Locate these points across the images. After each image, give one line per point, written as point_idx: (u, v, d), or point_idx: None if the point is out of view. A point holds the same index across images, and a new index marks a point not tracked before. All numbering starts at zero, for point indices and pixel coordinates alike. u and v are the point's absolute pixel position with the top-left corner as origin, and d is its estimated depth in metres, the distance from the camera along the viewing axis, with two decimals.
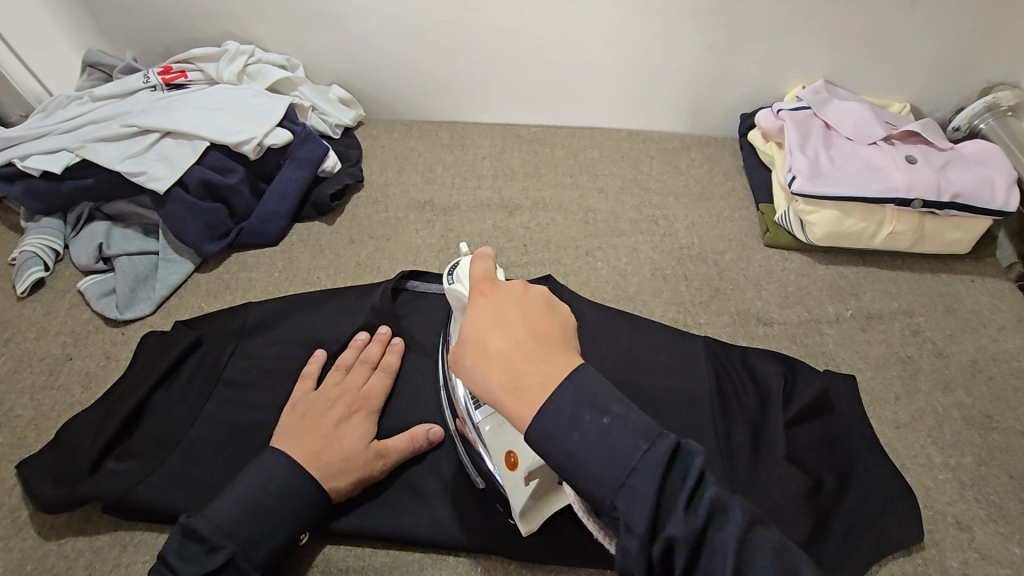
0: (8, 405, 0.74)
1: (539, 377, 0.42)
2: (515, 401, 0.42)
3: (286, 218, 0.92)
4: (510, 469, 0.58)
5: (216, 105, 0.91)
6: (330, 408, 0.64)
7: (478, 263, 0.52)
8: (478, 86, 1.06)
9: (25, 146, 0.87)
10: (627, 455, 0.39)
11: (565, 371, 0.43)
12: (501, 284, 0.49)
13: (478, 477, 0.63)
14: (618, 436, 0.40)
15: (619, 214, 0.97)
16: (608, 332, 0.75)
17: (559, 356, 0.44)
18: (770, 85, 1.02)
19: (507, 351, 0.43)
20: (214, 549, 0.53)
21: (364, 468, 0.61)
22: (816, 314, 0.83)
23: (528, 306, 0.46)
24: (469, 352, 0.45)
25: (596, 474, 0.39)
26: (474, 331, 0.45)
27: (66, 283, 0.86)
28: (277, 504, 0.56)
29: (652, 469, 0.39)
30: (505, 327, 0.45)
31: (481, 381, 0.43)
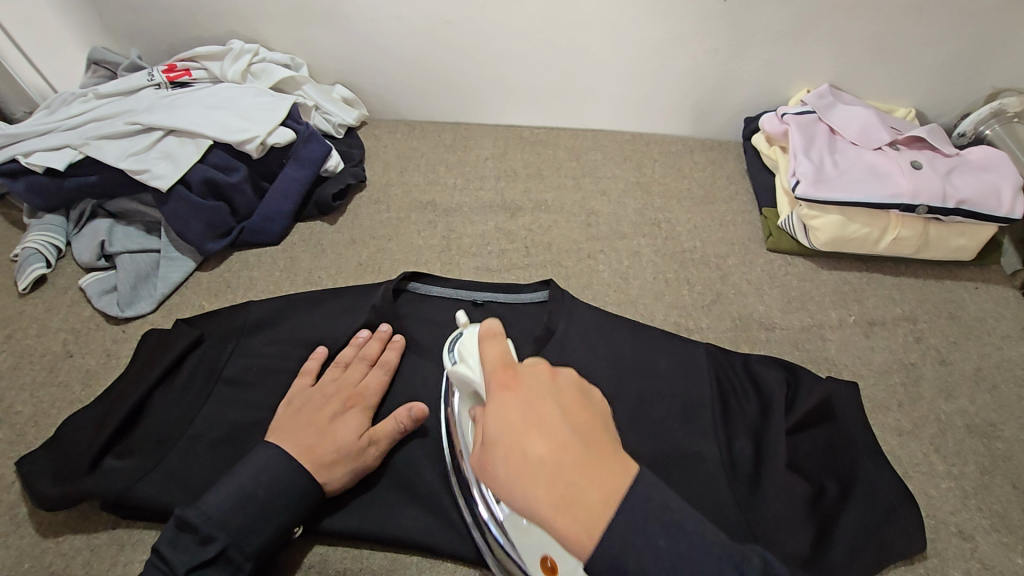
0: (8, 401, 0.74)
1: (592, 492, 0.39)
2: (573, 523, 0.38)
3: (289, 218, 0.92)
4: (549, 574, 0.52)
5: (220, 104, 0.91)
6: (325, 403, 0.64)
7: (490, 345, 0.49)
8: (482, 87, 1.06)
9: (29, 143, 0.87)
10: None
11: (624, 482, 0.40)
12: (527, 372, 0.45)
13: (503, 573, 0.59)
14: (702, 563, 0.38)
15: (622, 217, 0.97)
16: (610, 336, 0.75)
17: (613, 463, 0.41)
18: (774, 89, 1.02)
19: (554, 462, 0.40)
20: (207, 539, 0.53)
21: (357, 460, 0.62)
22: (818, 319, 0.83)
23: (564, 401, 0.43)
24: (509, 462, 0.41)
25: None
26: (511, 436, 0.41)
27: (68, 280, 0.86)
28: (270, 497, 0.56)
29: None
30: (545, 429, 0.41)
31: (527, 496, 0.40)
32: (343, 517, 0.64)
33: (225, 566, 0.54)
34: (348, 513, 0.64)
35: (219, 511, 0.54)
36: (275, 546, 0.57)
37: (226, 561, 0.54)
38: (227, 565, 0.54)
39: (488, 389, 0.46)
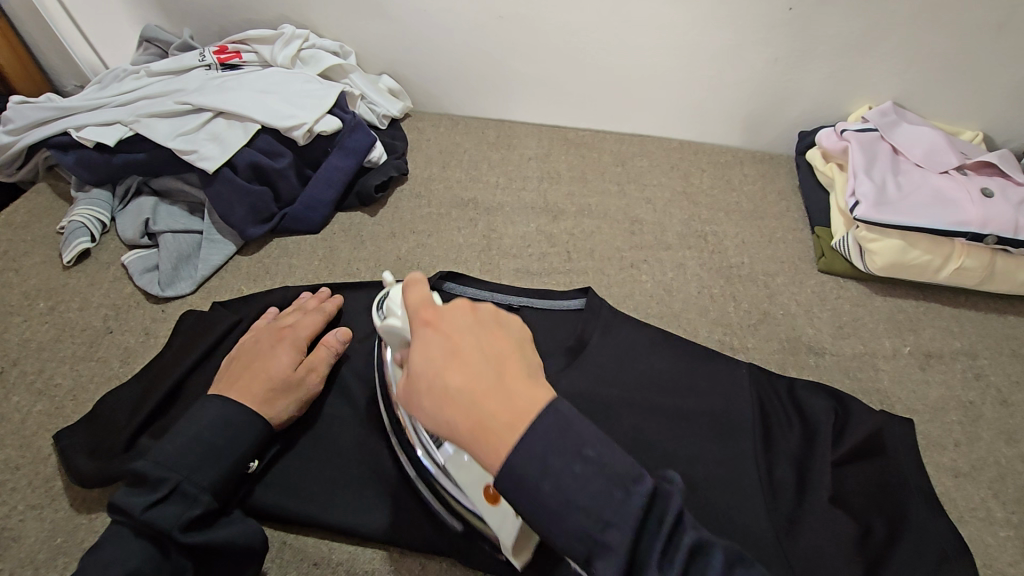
0: (49, 372, 0.74)
1: (509, 419, 0.40)
2: (482, 443, 0.40)
3: (330, 206, 0.91)
4: (492, 502, 0.53)
5: (268, 89, 0.91)
6: (258, 345, 0.66)
7: (413, 286, 0.49)
8: (528, 85, 1.04)
9: (81, 116, 0.88)
10: (603, 509, 0.40)
11: (528, 406, 0.41)
12: (445, 307, 0.46)
13: (453, 517, 0.58)
14: (593, 487, 0.40)
15: (667, 226, 0.94)
16: (650, 353, 0.73)
17: (524, 388, 0.42)
18: (835, 103, 0.98)
19: (469, 390, 0.41)
20: (157, 481, 0.52)
21: (299, 388, 0.64)
22: (871, 347, 0.79)
23: (481, 337, 0.44)
24: (428, 393, 0.42)
25: (572, 527, 0.40)
26: (428, 368, 0.42)
27: (111, 255, 0.86)
28: (217, 435, 0.56)
29: (625, 522, 0.40)
30: (463, 363, 0.42)
31: (447, 422, 0.41)
32: (366, 514, 0.61)
33: (181, 500, 0.52)
34: (306, 495, 0.62)
35: (173, 455, 0.53)
36: (229, 484, 0.56)
37: (182, 497, 0.52)
38: (184, 500, 0.52)
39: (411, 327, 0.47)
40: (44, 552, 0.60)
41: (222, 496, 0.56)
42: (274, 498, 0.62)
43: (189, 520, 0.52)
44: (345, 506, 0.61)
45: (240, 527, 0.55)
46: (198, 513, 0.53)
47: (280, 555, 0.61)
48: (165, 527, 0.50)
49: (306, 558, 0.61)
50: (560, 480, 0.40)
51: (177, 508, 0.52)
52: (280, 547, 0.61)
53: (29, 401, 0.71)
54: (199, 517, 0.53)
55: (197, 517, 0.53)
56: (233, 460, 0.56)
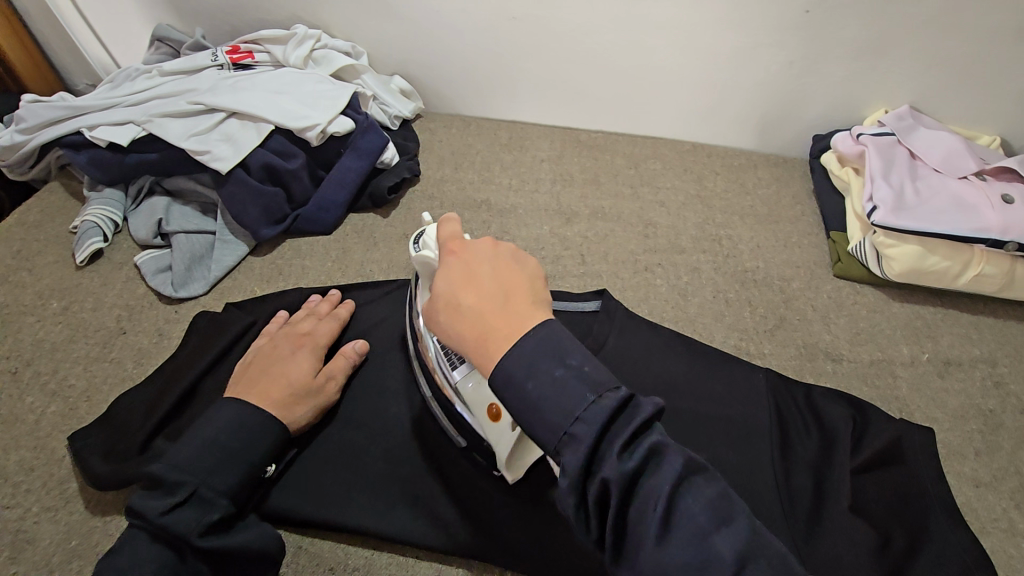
0: (63, 373, 0.74)
1: (506, 331, 0.41)
2: (479, 351, 0.41)
3: (343, 208, 0.91)
4: (494, 420, 0.55)
5: (281, 89, 0.91)
6: (277, 350, 0.65)
7: (446, 224, 0.52)
8: (540, 86, 1.04)
9: (94, 116, 0.88)
10: (574, 402, 0.38)
11: (529, 322, 0.41)
12: (470, 240, 0.48)
13: (459, 435, 0.62)
14: (569, 383, 0.39)
15: (681, 230, 0.93)
16: (665, 358, 0.72)
17: (527, 308, 0.42)
18: (851, 107, 0.97)
19: (476, 305, 0.43)
20: (175, 486, 0.51)
21: (318, 396, 0.64)
22: (889, 354, 0.78)
23: (497, 264, 0.45)
24: (440, 306, 0.44)
25: (544, 418, 0.39)
26: (444, 285, 0.44)
27: (123, 256, 0.86)
28: (234, 439, 0.55)
29: (594, 415, 0.37)
30: (475, 283, 0.44)
31: (454, 333, 0.43)
32: (382, 519, 0.60)
33: (199, 504, 0.51)
34: (321, 499, 0.61)
35: (190, 460, 0.52)
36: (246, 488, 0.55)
37: (200, 502, 0.51)
38: (201, 505, 0.51)
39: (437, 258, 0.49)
40: (59, 554, 0.60)
41: (239, 501, 0.55)
42: (290, 502, 0.61)
43: (207, 525, 0.51)
44: (361, 510, 0.61)
45: (255, 532, 0.55)
46: (216, 517, 0.52)
47: (296, 560, 0.60)
48: (184, 532, 0.50)
49: (322, 563, 0.60)
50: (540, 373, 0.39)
51: (195, 513, 0.51)
52: (296, 552, 0.61)
53: (43, 402, 0.71)
54: (216, 522, 0.52)
55: (215, 522, 0.52)
56: (249, 464, 0.55)
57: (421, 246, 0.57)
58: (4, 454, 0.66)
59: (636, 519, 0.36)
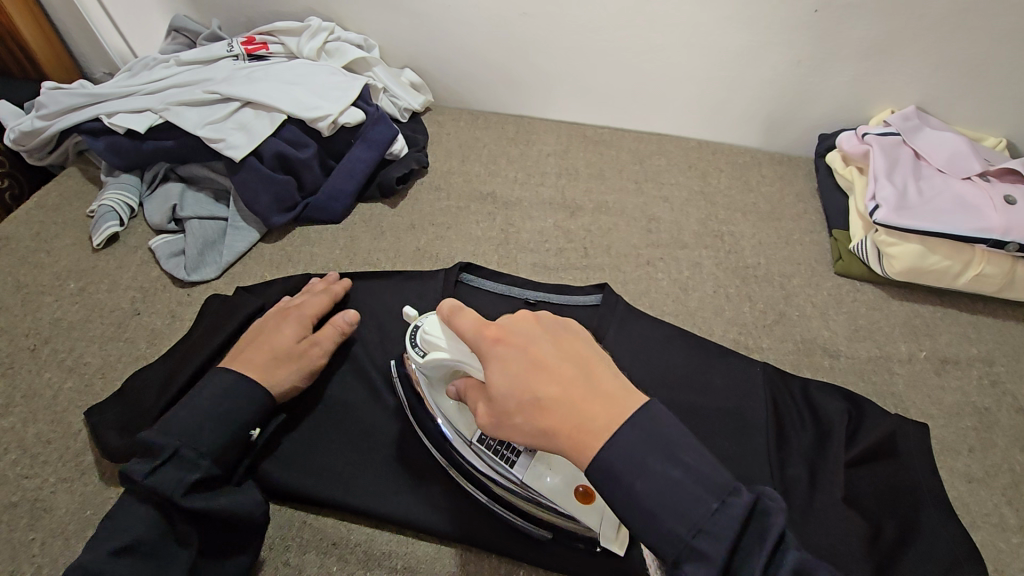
0: (79, 351, 0.76)
1: (603, 418, 0.43)
2: (582, 445, 0.43)
3: (351, 197, 0.93)
4: (585, 500, 0.55)
5: (295, 80, 0.93)
6: (266, 324, 0.69)
7: (463, 318, 0.52)
8: (548, 81, 1.05)
9: (113, 103, 0.90)
10: (698, 514, 0.40)
11: (613, 403, 0.44)
12: (513, 325, 0.49)
13: (540, 527, 0.59)
14: (693, 496, 0.41)
15: (683, 225, 0.94)
16: (663, 350, 0.74)
17: (608, 386, 0.45)
18: (857, 107, 0.98)
19: (560, 398, 0.44)
20: (157, 448, 0.54)
21: (303, 361, 0.66)
22: (887, 351, 0.79)
23: (555, 347, 0.47)
24: (518, 407, 0.45)
25: (667, 530, 0.41)
26: (514, 385, 0.45)
27: (139, 240, 0.89)
28: (218, 406, 0.58)
29: (722, 531, 0.40)
30: (549, 374, 0.45)
31: (547, 434, 0.44)
32: (385, 499, 0.62)
33: (181, 464, 0.54)
34: (327, 477, 0.63)
35: (173, 425, 0.56)
36: (229, 451, 0.58)
37: (181, 461, 0.54)
38: (183, 465, 0.54)
39: (481, 350, 0.49)
40: (74, 523, 0.62)
41: (223, 466, 0.58)
42: (298, 481, 0.63)
43: (189, 483, 0.54)
44: (364, 489, 0.63)
45: (239, 496, 0.57)
46: (198, 476, 0.54)
47: (300, 534, 0.62)
48: (166, 489, 0.52)
49: (325, 538, 0.62)
50: (660, 485, 0.41)
51: (176, 472, 0.54)
52: (300, 526, 0.62)
53: (60, 377, 0.74)
54: (198, 482, 0.54)
55: (196, 482, 0.54)
56: (233, 430, 0.58)
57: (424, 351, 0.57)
58: (22, 427, 0.69)
59: None
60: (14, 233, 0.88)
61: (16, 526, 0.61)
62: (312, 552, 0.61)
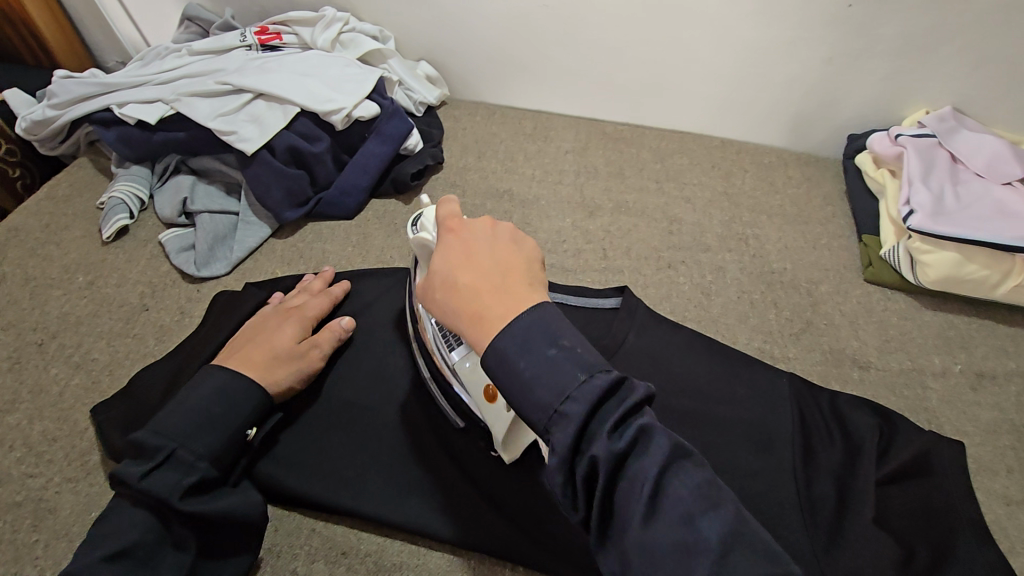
0: (86, 347, 0.75)
1: (501, 308, 0.42)
2: (475, 328, 0.43)
3: (365, 193, 0.91)
4: (489, 400, 0.57)
5: (308, 71, 0.90)
6: (266, 322, 0.67)
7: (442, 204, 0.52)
8: (568, 76, 1.02)
9: (124, 93, 0.89)
10: (565, 380, 0.39)
11: (525, 302, 0.43)
12: (469, 220, 0.49)
13: (457, 415, 0.63)
14: (564, 363, 0.39)
15: (706, 228, 0.91)
16: (684, 358, 0.71)
17: (524, 289, 0.44)
18: (890, 107, 0.94)
19: (475, 285, 0.44)
20: (153, 449, 0.51)
21: (301, 363, 0.65)
22: (919, 364, 0.76)
23: (495, 246, 0.47)
24: (440, 285, 0.45)
25: (536, 397, 0.39)
26: (444, 266, 0.46)
27: (148, 233, 0.87)
28: (215, 404, 0.56)
29: (584, 395, 0.38)
30: (474, 264, 0.45)
31: (452, 312, 0.44)
32: (395, 507, 0.60)
33: (178, 467, 0.51)
34: (336, 483, 0.62)
35: (173, 424, 0.53)
36: (227, 452, 0.56)
37: (178, 463, 0.52)
38: (180, 468, 0.52)
39: (437, 238, 0.50)
40: (78, 525, 0.60)
41: (220, 467, 0.55)
42: (305, 488, 0.61)
43: (187, 487, 0.51)
44: (374, 495, 0.61)
45: (237, 497, 0.55)
46: (196, 480, 0.52)
47: (309, 543, 0.60)
48: (162, 493, 0.49)
49: (335, 546, 0.60)
50: (537, 357, 0.40)
51: (173, 475, 0.51)
52: (309, 534, 0.60)
53: (67, 373, 0.72)
54: (196, 484, 0.52)
55: (194, 486, 0.52)
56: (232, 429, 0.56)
57: (419, 229, 0.57)
58: (28, 424, 0.68)
59: (625, 501, 0.37)
60: (24, 224, 0.87)
61: (20, 526, 0.60)
62: (321, 561, 0.59)
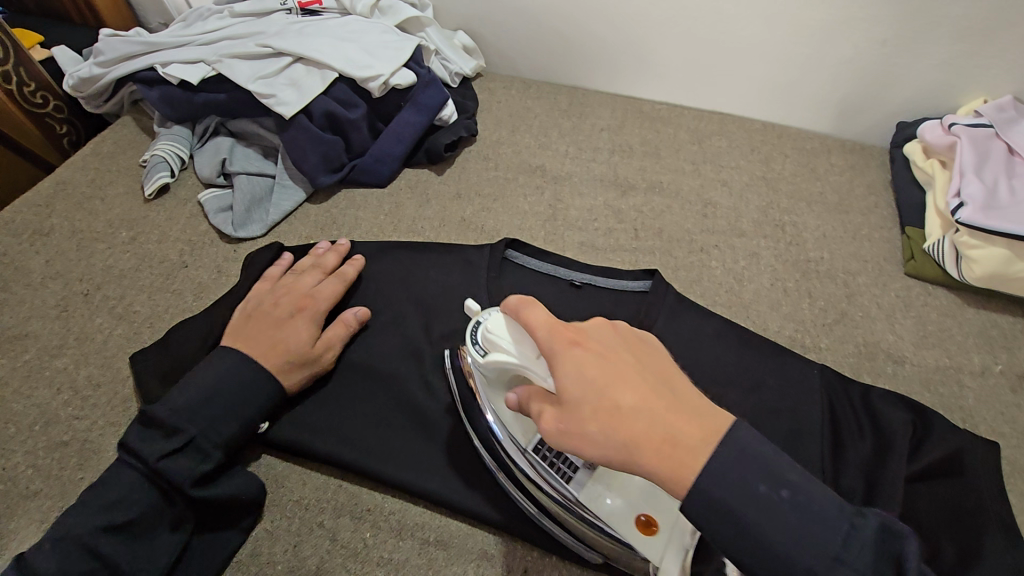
0: (129, 299, 0.78)
1: (690, 430, 0.41)
2: (668, 460, 0.40)
3: (398, 162, 0.91)
4: (648, 534, 0.51)
5: (348, 37, 0.90)
6: (279, 312, 0.67)
7: (538, 311, 0.49)
8: (607, 51, 1.00)
9: (168, 53, 0.90)
10: (829, 536, 0.38)
11: (707, 417, 0.42)
12: (588, 331, 0.47)
13: (591, 550, 0.56)
14: (817, 521, 0.39)
15: (742, 212, 0.89)
16: (712, 343, 0.71)
17: (691, 402, 0.43)
18: (945, 94, 0.89)
19: (644, 407, 0.41)
20: (174, 432, 0.55)
21: (317, 360, 0.66)
22: (957, 361, 0.74)
23: (633, 357, 0.45)
24: (597, 416, 0.42)
25: (795, 559, 0.38)
26: (596, 390, 0.42)
27: (188, 192, 0.89)
28: (233, 396, 0.59)
29: (858, 555, 0.38)
30: (630, 381, 0.43)
31: (626, 444, 0.41)
32: (420, 472, 0.61)
33: (195, 454, 0.55)
34: (364, 445, 0.63)
35: (190, 412, 0.57)
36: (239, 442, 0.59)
37: (195, 451, 0.56)
38: (196, 455, 0.56)
39: (550, 351, 0.46)
40: None
41: (230, 455, 0.59)
42: (330, 448, 0.63)
43: (199, 475, 0.55)
44: (398, 460, 0.62)
45: (242, 482, 0.59)
46: (208, 468, 0.56)
47: (335, 497, 0.62)
48: (175, 477, 0.54)
49: (360, 503, 0.62)
50: (777, 514, 0.39)
51: (188, 461, 0.55)
52: (336, 490, 0.62)
53: (110, 324, 0.75)
54: (209, 472, 0.56)
55: (206, 473, 0.56)
56: (244, 422, 0.59)
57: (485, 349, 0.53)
58: (74, 369, 0.71)
59: None
60: (71, 178, 0.90)
61: (66, 464, 0.63)
62: (347, 516, 0.61)
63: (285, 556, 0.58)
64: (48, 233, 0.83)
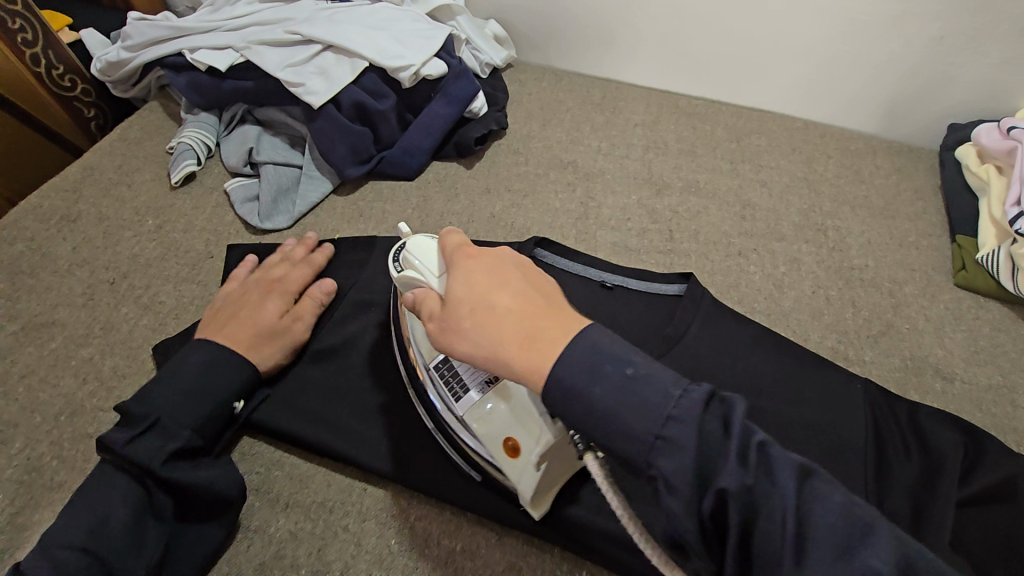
0: (154, 289, 0.77)
1: (553, 330, 0.40)
2: (526, 355, 0.40)
3: (427, 154, 0.89)
4: (512, 455, 0.52)
5: (378, 24, 0.88)
6: (248, 296, 0.68)
7: (452, 233, 0.50)
8: (643, 42, 0.96)
9: (195, 38, 0.88)
10: (659, 403, 0.37)
11: (575, 323, 0.41)
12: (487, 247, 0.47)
13: (473, 469, 0.58)
14: (651, 391, 0.37)
15: (782, 215, 0.86)
16: (750, 352, 0.68)
17: (565, 312, 0.43)
18: (1003, 95, 0.85)
19: (515, 309, 0.41)
20: (139, 416, 0.54)
21: (288, 336, 0.66)
22: (1011, 380, 0.70)
23: (522, 270, 0.45)
24: (470, 314, 0.42)
25: (631, 428, 0.37)
26: (473, 291, 0.43)
27: (215, 181, 0.88)
28: (201, 378, 0.58)
29: (687, 415, 0.36)
30: (509, 286, 0.43)
31: (492, 340, 0.41)
32: (447, 480, 0.60)
33: (161, 434, 0.54)
34: (387, 449, 0.62)
35: (156, 397, 0.56)
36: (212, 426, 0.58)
37: (161, 432, 0.54)
38: (164, 434, 0.54)
39: (450, 262, 0.47)
40: None
41: (206, 439, 0.58)
42: (354, 451, 0.61)
43: (168, 453, 0.53)
44: (424, 464, 0.61)
45: (218, 467, 0.56)
46: (178, 446, 0.54)
47: (361, 502, 0.61)
48: (142, 457, 0.52)
49: (386, 509, 0.60)
50: (624, 398, 0.37)
51: (155, 440, 0.53)
52: (361, 494, 0.61)
53: (136, 314, 0.74)
54: (178, 451, 0.54)
55: (176, 452, 0.53)
56: (214, 402, 0.58)
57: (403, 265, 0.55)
58: (99, 359, 0.70)
59: (764, 535, 0.33)
60: (98, 164, 0.89)
61: (91, 456, 0.63)
62: (373, 521, 0.59)
63: (309, 559, 0.57)
64: (75, 219, 0.83)
